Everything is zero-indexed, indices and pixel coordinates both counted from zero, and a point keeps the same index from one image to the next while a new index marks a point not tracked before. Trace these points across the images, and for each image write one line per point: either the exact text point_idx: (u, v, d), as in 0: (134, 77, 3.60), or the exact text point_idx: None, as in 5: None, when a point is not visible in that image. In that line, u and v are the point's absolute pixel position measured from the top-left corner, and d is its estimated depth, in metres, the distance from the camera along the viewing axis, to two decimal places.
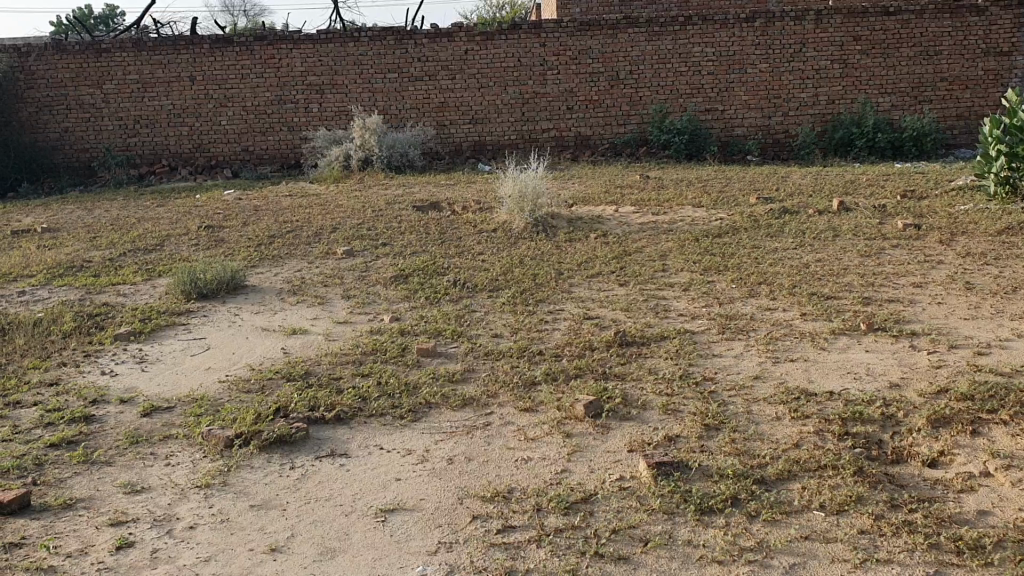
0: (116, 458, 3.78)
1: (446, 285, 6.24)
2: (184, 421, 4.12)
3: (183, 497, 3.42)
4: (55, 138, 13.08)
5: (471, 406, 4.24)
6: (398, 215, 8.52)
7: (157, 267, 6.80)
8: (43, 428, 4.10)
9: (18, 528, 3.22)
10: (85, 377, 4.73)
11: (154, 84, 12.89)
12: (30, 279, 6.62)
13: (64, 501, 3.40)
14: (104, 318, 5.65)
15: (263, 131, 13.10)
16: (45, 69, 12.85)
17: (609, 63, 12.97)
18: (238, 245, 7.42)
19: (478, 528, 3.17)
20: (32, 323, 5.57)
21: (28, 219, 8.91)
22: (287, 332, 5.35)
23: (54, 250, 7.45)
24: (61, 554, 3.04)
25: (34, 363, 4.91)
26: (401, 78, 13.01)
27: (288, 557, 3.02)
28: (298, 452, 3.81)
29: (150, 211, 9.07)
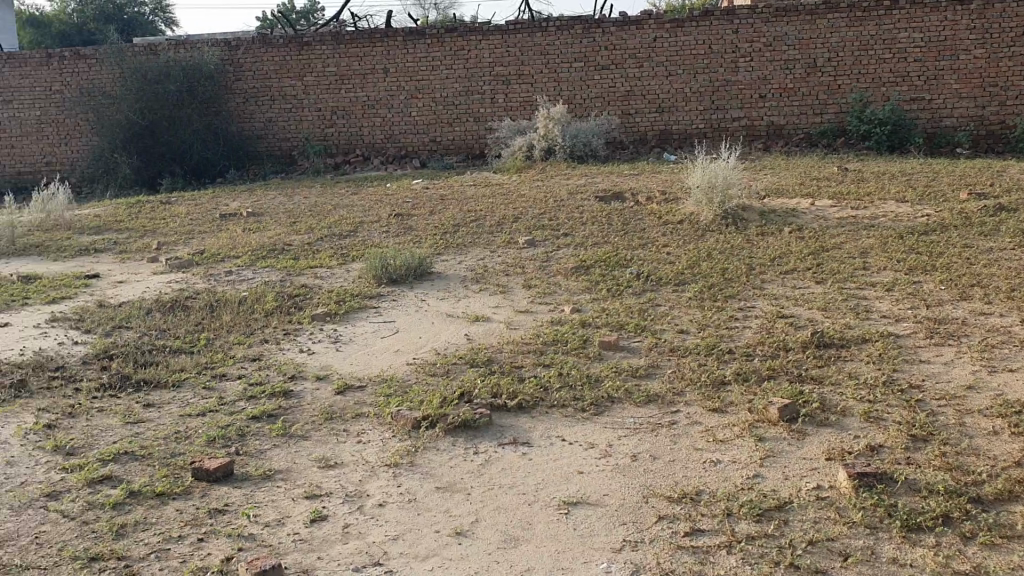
0: (311, 432, 3.93)
1: (630, 277, 6.14)
2: (373, 401, 4.22)
3: (373, 475, 3.50)
4: (260, 128, 13.84)
5: (657, 403, 4.13)
6: (582, 205, 8.47)
7: (350, 251, 7.06)
8: (245, 401, 4.31)
9: (222, 495, 3.39)
10: (284, 354, 4.96)
11: (350, 75, 13.43)
12: (237, 259, 7.02)
13: (264, 472, 3.55)
14: (302, 299, 5.90)
15: (451, 122, 13.37)
16: (252, 62, 13.61)
17: (806, 50, 12.44)
18: (425, 233, 7.59)
19: (665, 529, 3.07)
20: (237, 301, 5.90)
21: (235, 203, 9.47)
22: (471, 319, 5.41)
23: (258, 233, 7.87)
24: (260, 523, 3.17)
25: (239, 339, 5.19)
26: (588, 68, 12.96)
27: (473, 542, 3.03)
28: (482, 438, 3.83)
29: (344, 198, 9.44)
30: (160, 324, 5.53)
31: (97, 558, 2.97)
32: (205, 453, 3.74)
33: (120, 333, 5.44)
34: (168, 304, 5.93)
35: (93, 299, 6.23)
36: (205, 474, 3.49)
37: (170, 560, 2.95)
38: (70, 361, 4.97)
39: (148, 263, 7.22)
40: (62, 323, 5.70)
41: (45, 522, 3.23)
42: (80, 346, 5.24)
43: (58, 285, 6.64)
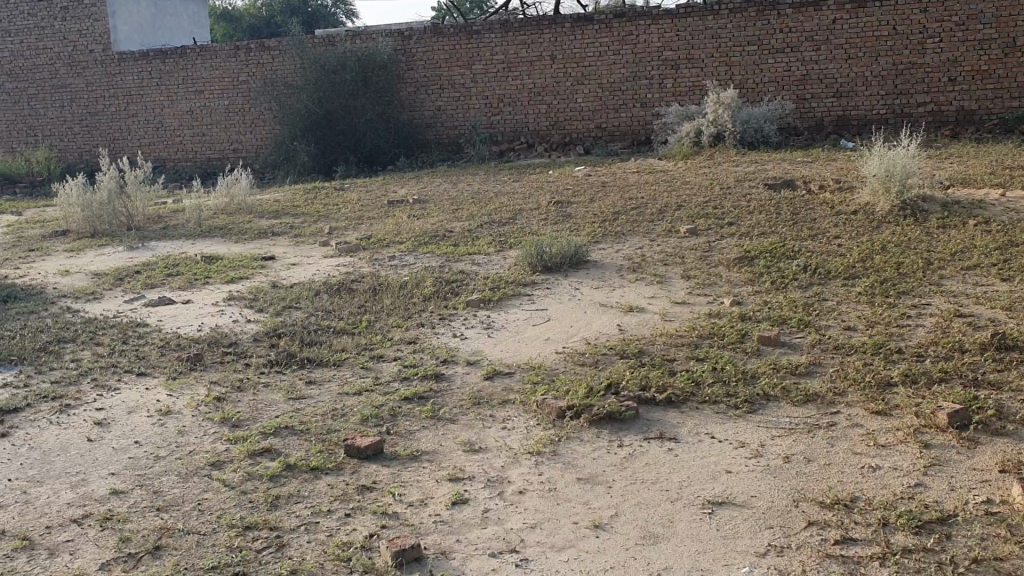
0: (458, 416, 3.98)
1: (795, 270, 5.88)
2: (521, 387, 4.24)
3: (515, 462, 3.51)
4: (430, 116, 14.16)
5: (815, 403, 3.94)
6: (748, 193, 8.21)
7: (509, 238, 7.12)
8: (398, 382, 4.42)
9: (371, 472, 3.48)
10: (438, 337, 5.06)
11: (518, 63, 13.54)
12: (401, 245, 7.22)
13: (410, 452, 3.63)
14: (459, 285, 6.00)
15: (617, 108, 13.23)
16: (424, 51, 13.97)
17: (1003, 29, 11.58)
18: (585, 220, 7.56)
19: (813, 536, 2.92)
20: (398, 285, 6.06)
21: (402, 190, 9.75)
22: (624, 309, 5.34)
23: (422, 219, 8.07)
24: (404, 502, 3.23)
25: (397, 322, 5.33)
26: (761, 51, 12.52)
27: (611, 536, 2.98)
28: (627, 431, 3.77)
29: (507, 185, 9.54)
30: (325, 305, 5.76)
31: (251, 526, 3.12)
32: (357, 431, 3.86)
33: (288, 312, 5.71)
34: (334, 286, 6.17)
35: (266, 280, 6.58)
36: (355, 451, 3.60)
37: (317, 532, 3.06)
38: (242, 338, 5.26)
39: (319, 247, 7.55)
40: (236, 302, 6.04)
41: (207, 490, 3.43)
42: (252, 324, 5.54)
43: (237, 266, 7.05)
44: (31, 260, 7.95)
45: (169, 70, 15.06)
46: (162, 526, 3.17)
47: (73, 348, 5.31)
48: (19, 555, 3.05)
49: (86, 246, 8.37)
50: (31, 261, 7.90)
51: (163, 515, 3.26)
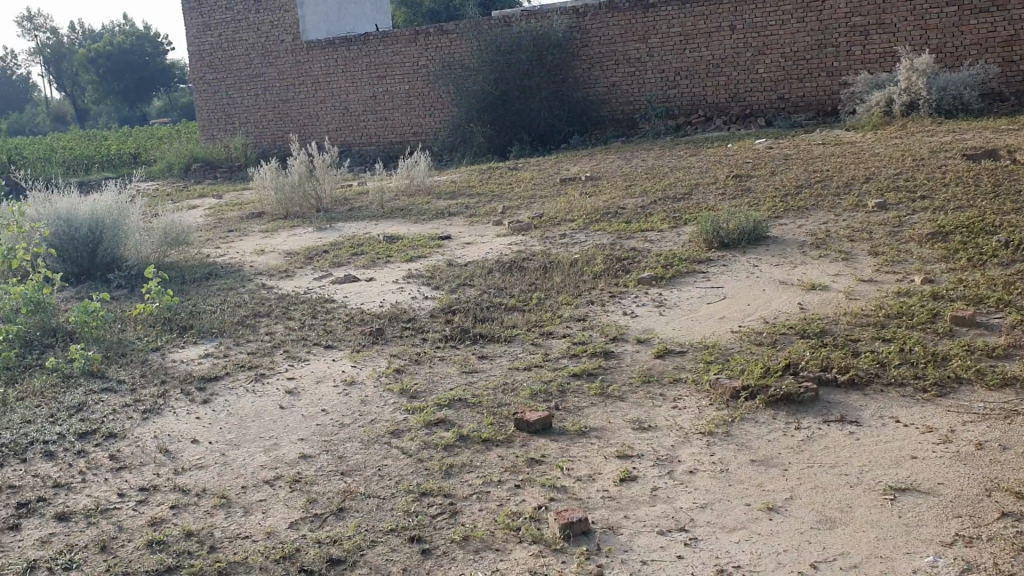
0: (629, 394, 3.97)
1: (995, 246, 5.48)
2: (694, 366, 4.18)
3: (686, 441, 3.47)
4: (605, 92, 14.02)
5: (1014, 388, 3.67)
6: (944, 164, 7.70)
7: (684, 215, 7.00)
8: (569, 358, 4.45)
9: (540, 446, 3.53)
10: (609, 315, 5.05)
11: (696, 35, 13.23)
12: (573, 223, 7.24)
13: (580, 428, 3.65)
14: (631, 262, 5.96)
15: (800, 78, 12.68)
16: (599, 27, 13.86)
17: None
18: (764, 195, 7.33)
19: (1007, 528, 2.73)
20: (570, 262, 6.09)
21: (575, 168, 9.78)
22: (805, 287, 5.15)
23: (596, 196, 8.06)
24: (572, 476, 3.26)
25: (568, 299, 5.36)
26: (962, 12, 11.67)
27: (786, 519, 2.90)
28: (805, 413, 3.64)
29: (683, 160, 9.38)
30: (498, 283, 5.86)
31: (426, 493, 3.24)
32: (527, 405, 3.92)
33: (463, 289, 5.85)
34: (507, 264, 6.27)
35: (442, 258, 6.77)
36: (525, 426, 3.66)
37: (488, 501, 3.14)
38: (420, 314, 5.44)
39: (494, 226, 7.69)
40: (415, 279, 6.25)
41: (387, 457, 3.59)
42: (429, 300, 5.72)
43: (415, 245, 7.29)
44: (231, 240, 8.52)
45: (354, 57, 15.69)
46: (344, 490, 3.35)
47: (267, 322, 5.67)
48: (218, 511, 3.31)
49: (280, 227, 8.90)
50: (231, 241, 8.49)
51: (347, 480, 3.44)
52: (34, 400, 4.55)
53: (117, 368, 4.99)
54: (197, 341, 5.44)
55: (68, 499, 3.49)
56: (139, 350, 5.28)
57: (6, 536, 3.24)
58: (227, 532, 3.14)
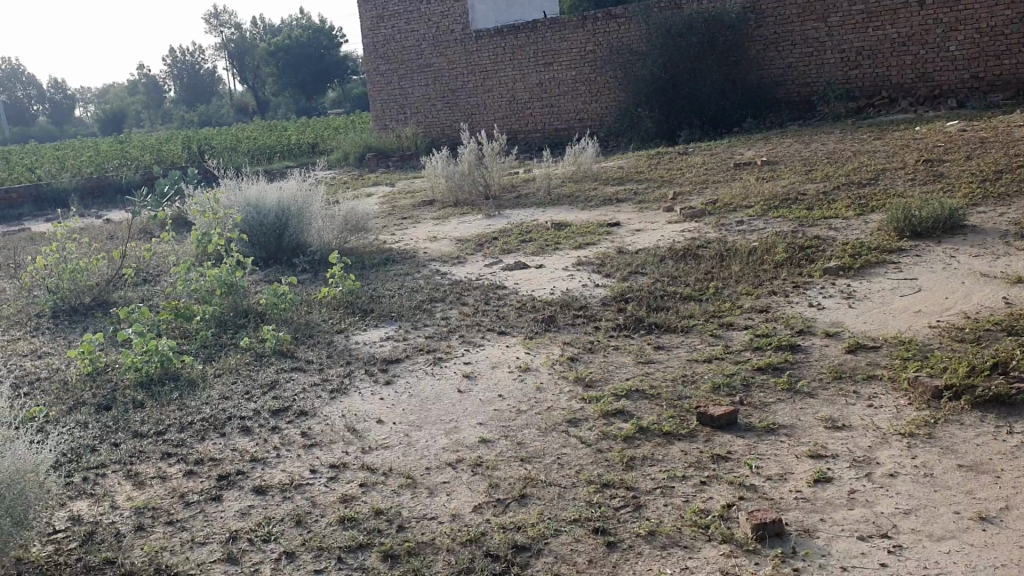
0: (818, 390, 3.79)
1: None
2: (889, 363, 3.95)
3: (884, 442, 3.28)
4: (780, 75, 13.53)
5: None
6: None
7: (871, 202, 6.64)
8: (752, 351, 4.30)
9: (726, 442, 3.42)
10: (793, 307, 4.85)
11: (880, 12, 12.54)
12: (749, 209, 7.01)
13: (768, 425, 3.51)
14: (814, 251, 5.71)
15: (997, 55, 11.79)
16: (775, 7, 13.38)
17: None
18: (959, 181, 6.86)
19: None
20: (748, 251, 5.88)
21: (750, 152, 9.47)
22: (1011, 280, 4.77)
23: (773, 182, 7.77)
24: (762, 475, 3.14)
25: (748, 289, 5.19)
26: None
27: (1001, 531, 2.68)
28: (1017, 417, 3.37)
29: (866, 144, 8.90)
30: (673, 271, 5.73)
31: (608, 484, 3.20)
32: (710, 398, 3.81)
33: (636, 278, 5.75)
34: (680, 252, 6.13)
35: (613, 245, 6.69)
36: (709, 420, 3.55)
37: (673, 497, 3.06)
38: (593, 301, 5.40)
39: (665, 212, 7.54)
40: (586, 267, 6.20)
41: (566, 445, 3.57)
42: (601, 288, 5.66)
43: (585, 232, 7.25)
44: (405, 227, 8.74)
45: (522, 45, 15.81)
46: (526, 476, 3.35)
47: (442, 307, 5.77)
48: (403, 492, 3.39)
49: (450, 214, 9.04)
50: (405, 227, 8.72)
51: (527, 466, 3.44)
52: (230, 377, 4.82)
53: (304, 349, 5.21)
54: (377, 324, 5.60)
55: (264, 474, 3.68)
56: (324, 332, 5.50)
57: (210, 506, 3.44)
58: (413, 513, 3.21)
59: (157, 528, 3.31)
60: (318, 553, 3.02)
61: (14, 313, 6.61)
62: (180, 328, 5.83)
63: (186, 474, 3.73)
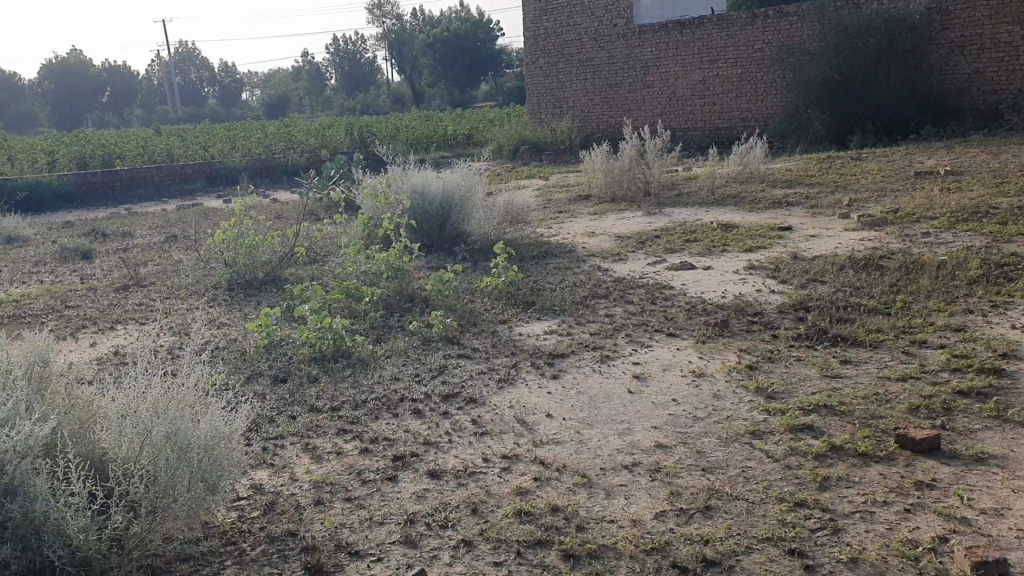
0: None
1: None
2: None
3: None
4: (964, 80, 12.88)
5: None
6: None
7: None
8: (950, 373, 4.00)
9: (929, 469, 3.18)
10: (993, 327, 4.50)
11: None
12: (935, 221, 6.60)
13: (977, 454, 3.24)
14: (1013, 269, 5.30)
15: None
16: (963, 9, 12.76)
17: None
18: None
19: None
20: (937, 265, 5.52)
21: (931, 161, 8.96)
22: None
23: (960, 193, 7.30)
24: (976, 508, 2.89)
25: (939, 305, 4.86)
26: None
27: None
28: None
29: None
30: (853, 280, 5.45)
31: (801, 503, 3.02)
32: (907, 421, 3.56)
33: (814, 286, 5.48)
34: (860, 262, 5.81)
35: (785, 251, 6.40)
36: (910, 444, 3.31)
37: (875, 523, 2.86)
38: (769, 308, 5.17)
39: (840, 219, 7.20)
40: (759, 271, 5.97)
41: (751, 458, 3.40)
42: (776, 295, 5.42)
43: (754, 235, 6.99)
44: (563, 221, 8.67)
45: (686, 41, 15.54)
46: (710, 487, 3.20)
47: (606, 304, 5.65)
48: (580, 490, 3.30)
49: (608, 210, 8.92)
50: (562, 221, 8.66)
51: (711, 476, 3.29)
52: (400, 359, 4.86)
53: (470, 336, 5.20)
54: (540, 316, 5.54)
55: (438, 458, 3.67)
56: (488, 321, 5.48)
57: (386, 487, 3.46)
58: (592, 513, 3.11)
59: (335, 504, 3.36)
60: (496, 545, 2.96)
61: (193, 283, 6.92)
62: (348, 308, 5.96)
63: (361, 453, 3.78)
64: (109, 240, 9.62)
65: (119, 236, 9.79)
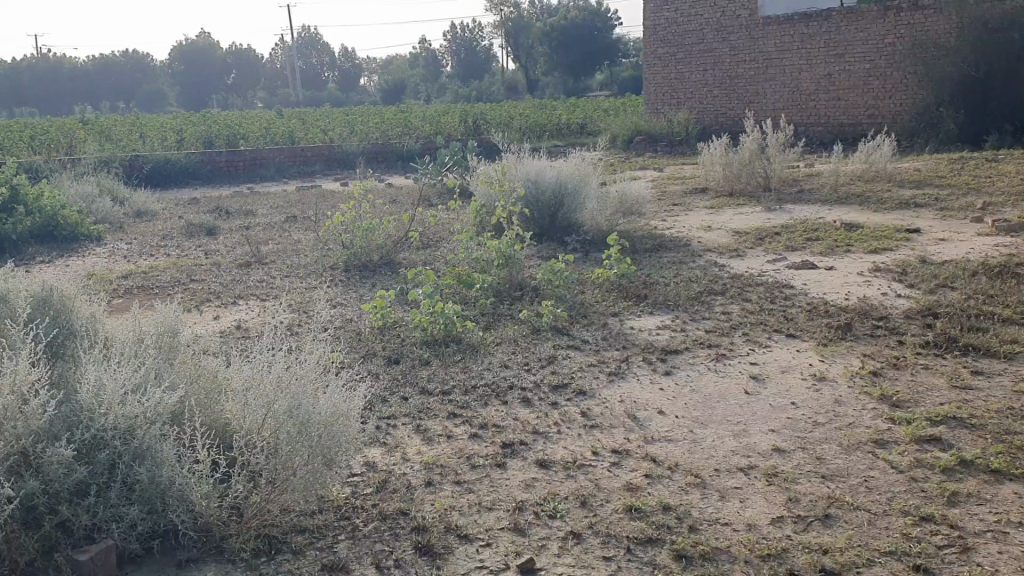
0: None
1: None
2: None
3: None
4: None
5: None
6: None
7: None
8: None
9: None
10: None
11: None
12: None
13: None
14: None
15: None
16: None
17: None
18: None
19: None
20: None
21: None
22: None
23: None
24: None
25: None
26: None
27: None
28: None
29: None
30: (987, 288, 5.19)
31: (928, 519, 2.89)
32: None
33: (944, 292, 5.25)
34: (995, 268, 5.53)
35: (913, 254, 6.16)
36: None
37: (1009, 545, 2.71)
38: (894, 313, 4.97)
39: (973, 222, 6.87)
40: (884, 274, 5.75)
41: (873, 467, 3.27)
42: (903, 299, 5.21)
43: (880, 236, 6.74)
44: (678, 214, 8.55)
45: (812, 34, 15.09)
46: (830, 495, 3.10)
47: (722, 301, 5.54)
48: (693, 490, 3.24)
49: (725, 205, 8.75)
50: (677, 214, 8.54)
51: (830, 484, 3.18)
52: (511, 346, 4.88)
53: (581, 328, 5.18)
54: (654, 311, 5.47)
55: (548, 448, 3.66)
56: (600, 313, 5.44)
57: (496, 473, 3.48)
58: (705, 514, 3.05)
59: (445, 486, 3.39)
60: (606, 539, 2.93)
61: (311, 263, 7.11)
62: (459, 293, 6.02)
63: (471, 437, 3.80)
64: (233, 218, 9.96)
65: (242, 214, 10.11)
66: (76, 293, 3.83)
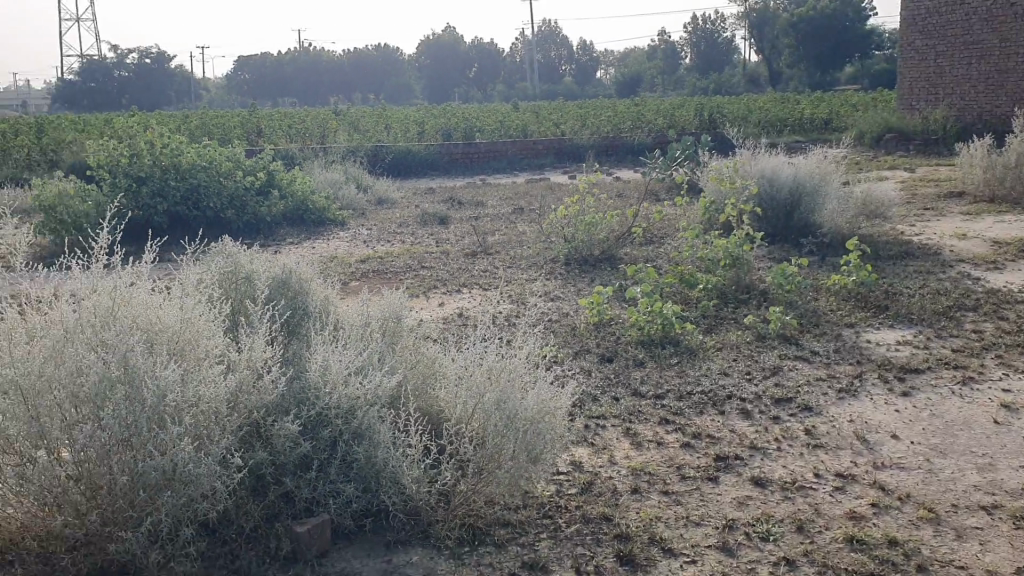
0: None
1: None
2: None
3: None
4: None
5: None
6: None
7: None
8: None
9: None
10: None
11: None
12: None
13: None
14: None
15: None
16: None
17: None
18: None
19: None
20: None
21: None
22: None
23: None
24: None
25: None
26: None
27: None
28: None
29: None
30: None
31: None
32: None
33: None
34: None
35: None
36: None
37: None
38: None
39: None
40: None
41: None
42: None
43: None
44: (927, 219, 7.92)
45: None
46: None
47: (974, 318, 5.05)
48: (925, 526, 2.96)
49: (984, 211, 8.00)
50: (927, 219, 7.91)
51: None
52: (732, 353, 4.69)
53: (810, 337, 4.90)
54: (893, 324, 5.08)
55: (764, 465, 3.48)
56: (832, 323, 5.13)
57: (706, 486, 3.35)
58: (937, 554, 2.78)
59: (652, 495, 3.30)
60: (822, 569, 2.73)
61: (535, 256, 7.19)
62: (680, 293, 5.87)
63: (683, 446, 3.69)
64: (464, 208, 10.27)
65: (473, 205, 10.40)
66: (312, 275, 4.05)
